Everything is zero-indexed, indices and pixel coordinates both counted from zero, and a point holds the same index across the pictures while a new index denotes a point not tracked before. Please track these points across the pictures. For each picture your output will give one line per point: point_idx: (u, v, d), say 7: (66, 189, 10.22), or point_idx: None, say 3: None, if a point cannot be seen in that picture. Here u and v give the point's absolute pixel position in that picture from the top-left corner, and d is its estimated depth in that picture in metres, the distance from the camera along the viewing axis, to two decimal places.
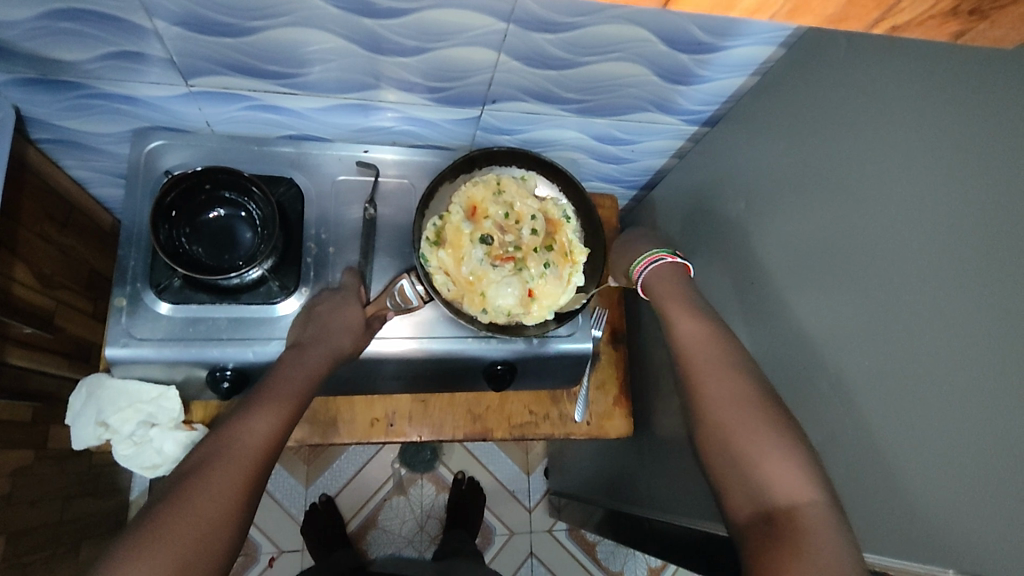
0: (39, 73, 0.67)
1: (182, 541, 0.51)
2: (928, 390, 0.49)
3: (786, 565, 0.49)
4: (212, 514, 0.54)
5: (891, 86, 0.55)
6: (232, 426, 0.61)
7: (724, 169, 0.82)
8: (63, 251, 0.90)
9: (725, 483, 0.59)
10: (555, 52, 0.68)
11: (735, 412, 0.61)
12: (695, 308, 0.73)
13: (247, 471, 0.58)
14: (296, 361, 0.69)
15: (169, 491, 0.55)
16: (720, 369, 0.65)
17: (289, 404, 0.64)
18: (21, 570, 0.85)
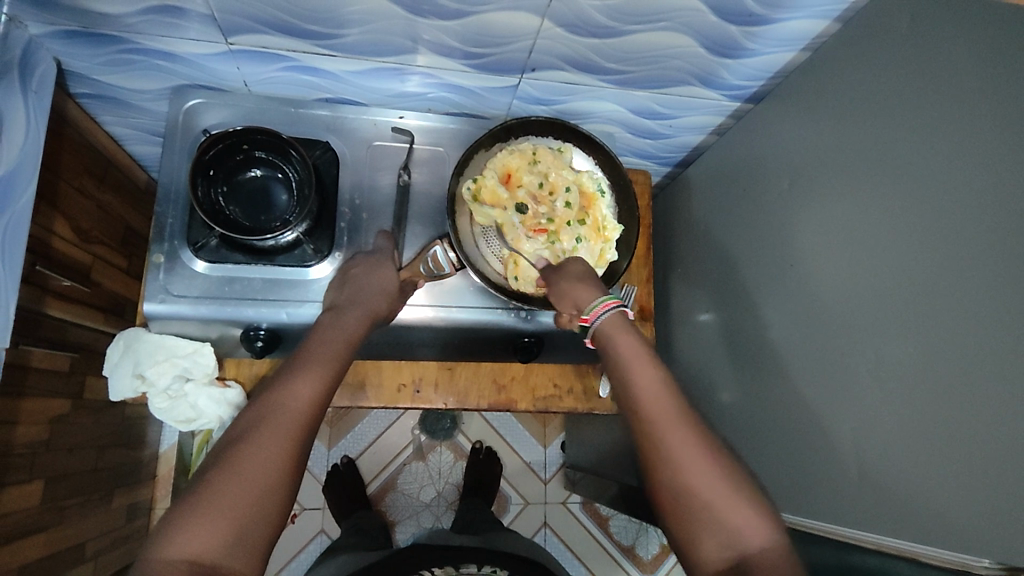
0: (81, 26, 0.67)
1: (239, 504, 0.55)
2: (983, 385, 0.47)
3: None
4: (261, 476, 0.57)
5: (955, 67, 0.53)
6: (278, 388, 0.63)
7: (765, 149, 0.80)
8: (100, 206, 0.91)
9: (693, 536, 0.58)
10: (601, 19, 0.66)
11: (706, 463, 0.60)
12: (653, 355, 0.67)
13: (294, 433, 0.61)
14: (333, 324, 0.69)
15: (222, 452, 0.58)
16: (682, 418, 0.62)
17: (329, 364, 0.66)
18: (58, 513, 0.88)
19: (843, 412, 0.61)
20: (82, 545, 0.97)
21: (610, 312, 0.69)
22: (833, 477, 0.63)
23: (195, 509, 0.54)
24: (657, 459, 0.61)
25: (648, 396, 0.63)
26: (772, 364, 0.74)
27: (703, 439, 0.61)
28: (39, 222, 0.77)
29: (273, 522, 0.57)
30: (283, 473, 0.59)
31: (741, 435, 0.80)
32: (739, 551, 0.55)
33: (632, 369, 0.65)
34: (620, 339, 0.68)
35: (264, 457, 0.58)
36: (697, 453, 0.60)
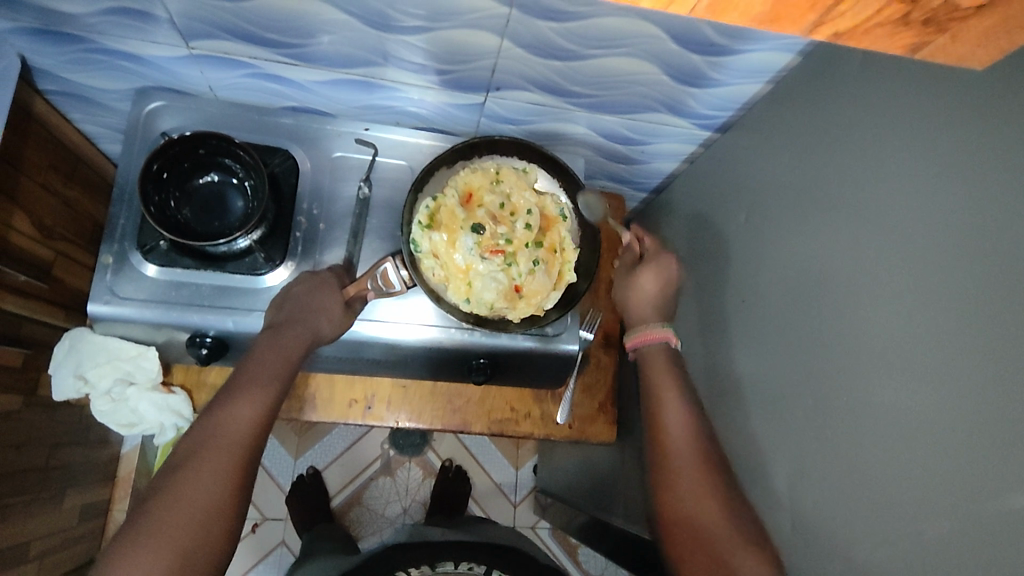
0: (42, 23, 0.68)
1: (182, 529, 0.56)
2: (923, 439, 0.45)
3: None
4: (203, 504, 0.57)
5: (902, 107, 0.52)
6: (217, 410, 0.62)
7: (731, 179, 0.78)
8: (66, 203, 0.91)
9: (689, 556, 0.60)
10: (560, 42, 0.65)
11: (711, 496, 0.61)
12: (687, 389, 0.69)
13: (236, 456, 0.60)
14: (273, 342, 0.68)
15: (162, 481, 0.58)
16: (699, 454, 0.64)
17: (270, 385, 0.65)
18: (1, 510, 0.87)
19: (788, 455, 0.59)
20: (26, 544, 0.95)
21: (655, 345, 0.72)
22: (777, 524, 0.60)
23: (135, 541, 0.54)
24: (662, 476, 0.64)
25: (669, 434, 0.66)
26: (727, 401, 0.72)
27: (720, 484, 0.62)
28: None
29: (218, 549, 0.57)
30: (227, 495, 0.59)
31: None
32: None
33: (657, 394, 0.69)
34: (656, 366, 0.71)
35: (204, 484, 0.58)
36: (712, 496, 0.61)
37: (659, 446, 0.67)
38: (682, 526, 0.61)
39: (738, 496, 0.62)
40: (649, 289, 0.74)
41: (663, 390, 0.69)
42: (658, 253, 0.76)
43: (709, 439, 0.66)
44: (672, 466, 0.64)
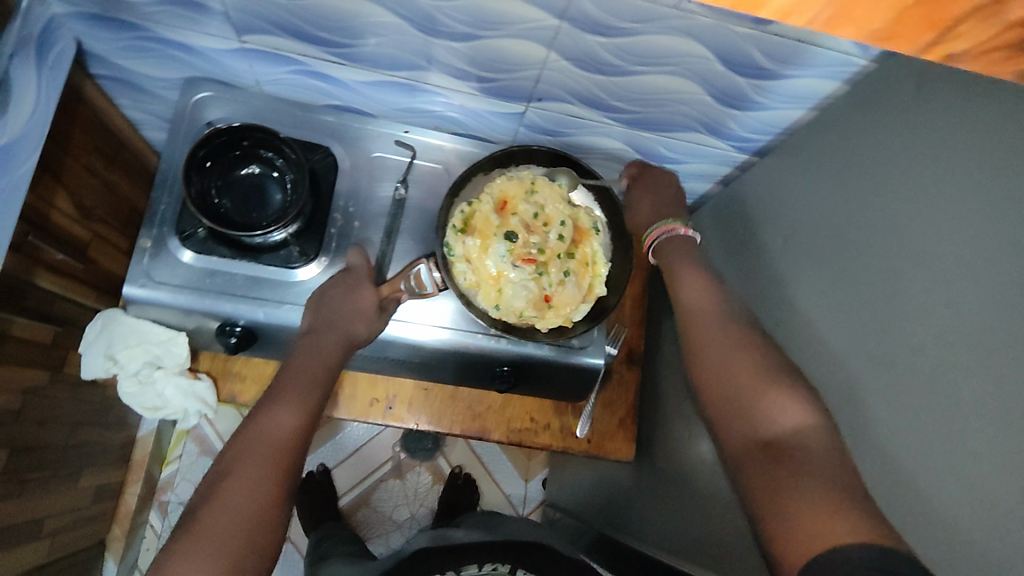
0: (101, 10, 0.69)
1: (226, 539, 0.56)
2: (972, 482, 0.44)
3: (777, 482, 0.51)
4: (253, 509, 0.58)
5: (952, 142, 0.51)
6: (257, 418, 0.63)
7: (768, 203, 0.78)
8: (106, 186, 0.92)
9: (727, 423, 0.60)
10: (607, 57, 0.66)
11: (745, 359, 0.62)
12: (714, 285, 0.72)
13: (277, 464, 0.61)
14: (312, 349, 0.69)
15: (211, 487, 0.59)
16: (730, 328, 0.66)
17: (311, 393, 0.66)
18: (19, 485, 0.88)
19: None
20: (39, 520, 0.96)
21: (670, 235, 0.78)
22: None
23: (188, 546, 0.54)
24: (696, 351, 0.67)
25: (695, 309, 0.70)
26: None
27: (758, 353, 0.62)
28: (39, 194, 0.78)
29: (264, 554, 0.58)
30: (269, 504, 0.59)
31: (713, 498, 0.76)
32: (772, 436, 0.55)
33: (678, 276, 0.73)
34: (674, 255, 0.76)
35: (253, 489, 0.59)
36: (749, 367, 0.61)
37: (691, 334, 0.69)
38: (725, 398, 0.62)
39: (780, 359, 0.62)
40: (644, 201, 0.83)
41: (683, 277, 0.73)
42: (644, 171, 0.85)
43: (745, 318, 0.68)
44: (704, 343, 0.67)
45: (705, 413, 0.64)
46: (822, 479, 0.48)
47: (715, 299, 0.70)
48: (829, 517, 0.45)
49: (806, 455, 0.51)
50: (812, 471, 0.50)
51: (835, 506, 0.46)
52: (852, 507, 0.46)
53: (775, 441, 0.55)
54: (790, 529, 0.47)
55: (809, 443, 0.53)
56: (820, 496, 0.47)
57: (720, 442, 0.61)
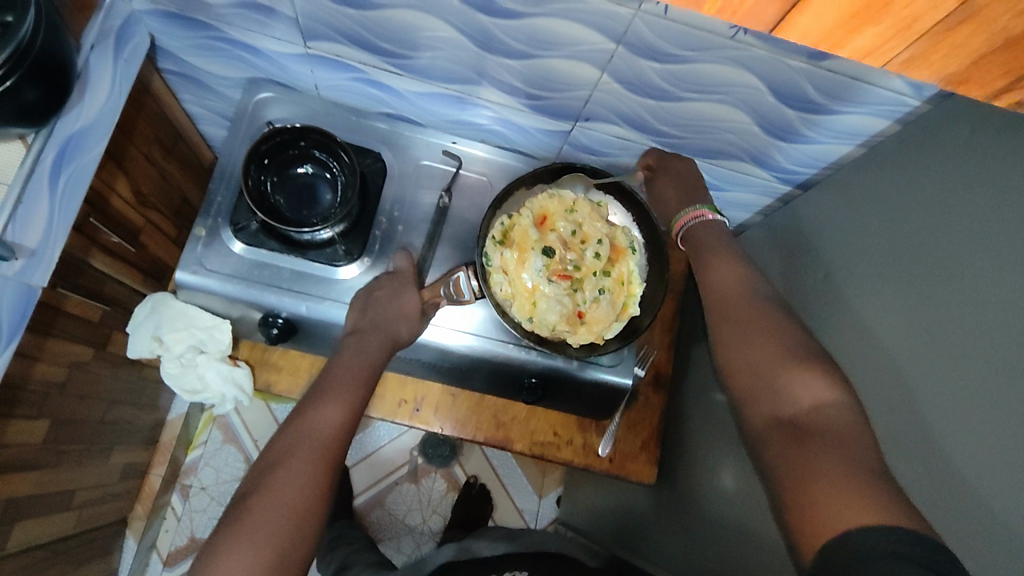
0: (179, 9, 0.73)
1: (275, 530, 0.58)
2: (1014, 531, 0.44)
3: (804, 467, 0.49)
4: (300, 501, 0.60)
5: (1002, 188, 0.52)
6: (308, 414, 0.65)
7: (810, 237, 0.78)
8: (162, 175, 0.96)
9: (748, 399, 0.58)
10: (659, 82, 0.67)
11: (764, 335, 0.60)
12: (741, 263, 0.68)
13: (322, 459, 0.63)
14: (357, 349, 0.72)
15: (259, 477, 0.61)
16: (749, 299, 0.64)
17: (355, 390, 0.69)
18: (56, 455, 0.91)
19: None
20: (70, 491, 0.99)
21: (696, 221, 0.74)
22: None
23: (239, 534, 0.57)
24: (720, 325, 0.64)
25: (721, 285, 0.66)
26: None
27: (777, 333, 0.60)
28: (103, 179, 0.82)
29: (310, 544, 0.60)
30: (312, 498, 0.61)
31: (733, 526, 0.76)
32: (794, 414, 0.54)
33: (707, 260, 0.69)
34: (703, 241, 0.72)
35: (300, 481, 0.61)
36: (769, 347, 0.59)
37: (716, 312, 0.65)
38: (744, 375, 0.59)
39: (802, 334, 0.60)
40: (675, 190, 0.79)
41: (713, 259, 0.69)
42: (663, 160, 0.81)
43: (768, 288, 0.65)
44: (725, 317, 0.64)
45: (724, 388, 0.62)
46: (850, 466, 0.47)
47: (742, 271, 0.67)
48: (854, 506, 0.44)
49: (829, 440, 0.50)
50: (836, 456, 0.48)
51: (858, 496, 0.45)
52: (878, 496, 0.44)
53: (799, 420, 0.53)
54: (811, 514, 0.46)
55: (833, 425, 0.51)
56: (843, 481, 0.46)
57: (741, 418, 0.59)
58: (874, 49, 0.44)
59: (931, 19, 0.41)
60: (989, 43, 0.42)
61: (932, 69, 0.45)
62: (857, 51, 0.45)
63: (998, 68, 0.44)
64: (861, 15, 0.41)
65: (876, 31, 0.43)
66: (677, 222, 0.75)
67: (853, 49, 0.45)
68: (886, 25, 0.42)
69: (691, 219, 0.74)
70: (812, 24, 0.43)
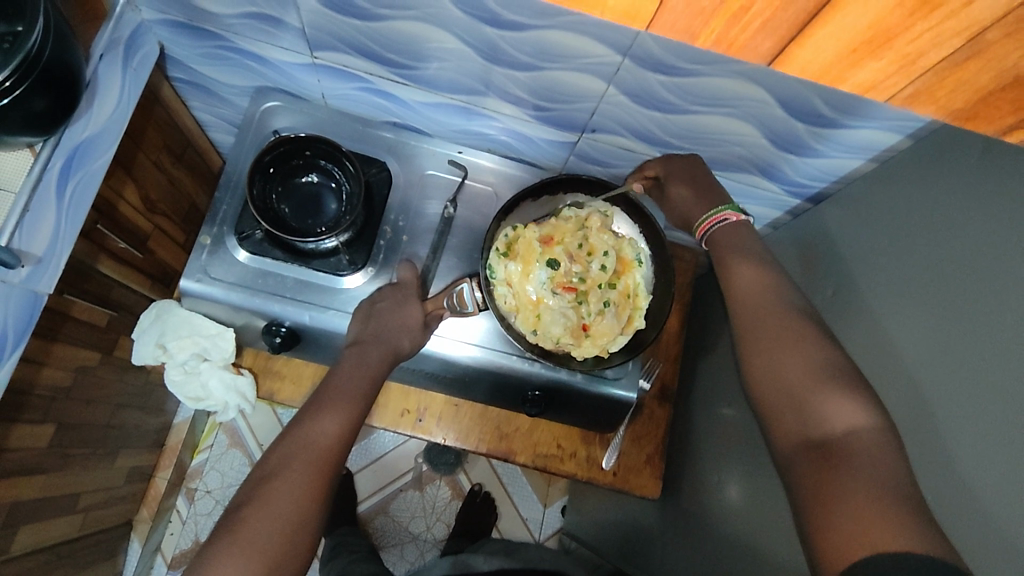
0: (187, 19, 0.74)
1: (266, 543, 0.58)
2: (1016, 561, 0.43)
3: (831, 490, 0.50)
4: (294, 514, 0.60)
5: (1013, 208, 0.51)
6: (305, 425, 0.65)
7: (821, 251, 0.77)
8: (171, 181, 0.97)
9: (777, 416, 0.59)
10: (666, 95, 0.66)
11: (796, 351, 0.60)
12: (769, 272, 0.67)
13: (320, 471, 0.63)
14: (359, 359, 0.71)
15: (254, 488, 0.61)
16: (779, 312, 0.63)
17: (355, 401, 0.68)
18: (61, 459, 0.91)
19: None
20: (75, 495, 0.99)
21: (722, 226, 0.71)
22: None
23: (230, 547, 0.57)
24: (750, 338, 0.64)
25: (751, 295, 0.66)
26: None
27: (810, 345, 0.60)
28: (111, 186, 0.82)
29: (302, 557, 0.60)
30: (307, 511, 0.61)
31: (737, 544, 0.75)
32: (823, 435, 0.54)
33: (729, 264, 0.69)
34: (730, 245, 0.70)
35: (295, 494, 0.61)
36: (800, 365, 0.59)
37: (741, 322, 0.65)
38: (775, 389, 0.60)
39: (834, 349, 0.59)
40: (686, 197, 0.74)
41: (736, 263, 0.69)
42: (668, 166, 0.76)
43: (801, 300, 0.65)
44: (755, 332, 0.63)
45: (753, 401, 0.63)
46: (878, 491, 0.48)
47: (772, 282, 0.66)
48: (873, 526, 0.46)
49: (857, 464, 0.50)
50: (864, 481, 0.49)
51: (882, 521, 0.46)
52: (911, 523, 0.45)
53: (829, 441, 0.54)
54: (838, 530, 0.47)
55: (863, 447, 0.51)
56: (871, 503, 0.47)
57: (769, 432, 0.60)
58: (878, 83, 0.54)
59: (937, 53, 0.49)
60: (995, 79, 0.50)
61: (935, 103, 0.55)
62: (859, 84, 0.55)
63: (995, 113, 0.53)
64: (874, 42, 0.49)
65: (879, 65, 0.52)
66: (700, 227, 0.72)
67: (855, 82, 0.55)
68: (888, 60, 0.51)
69: (717, 223, 0.72)
70: (815, 56, 0.53)
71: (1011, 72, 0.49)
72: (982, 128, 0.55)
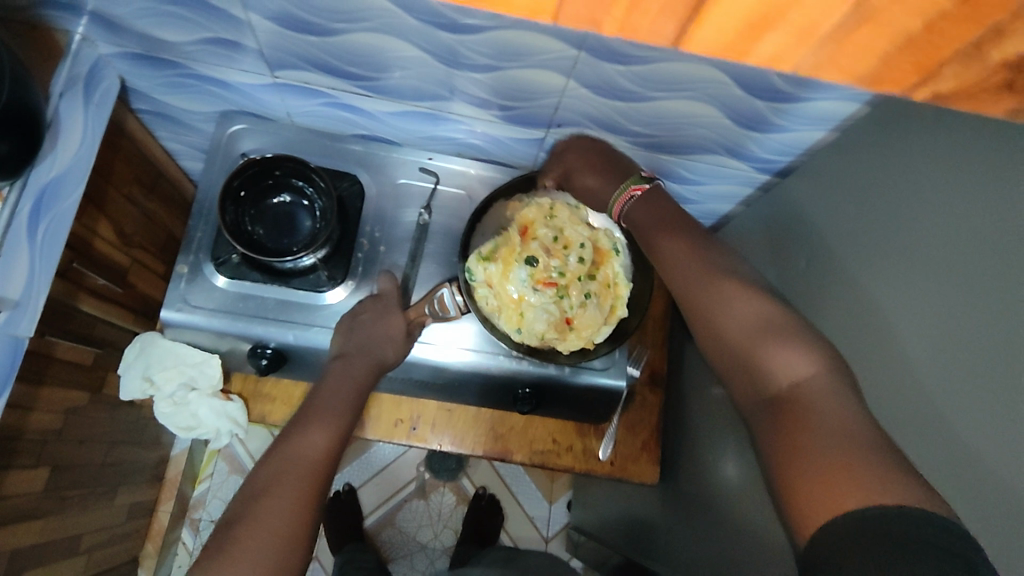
0: (145, 50, 0.74)
1: (264, 557, 0.57)
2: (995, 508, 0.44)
3: (788, 443, 0.49)
4: (288, 527, 0.59)
5: (970, 165, 0.52)
6: (294, 439, 0.65)
7: (794, 224, 0.77)
8: (145, 213, 0.96)
9: (731, 375, 0.59)
10: (626, 84, 0.67)
11: (736, 312, 0.59)
12: (698, 240, 0.67)
13: (310, 484, 0.63)
14: (344, 372, 0.72)
15: (246, 505, 0.60)
16: (715, 276, 0.63)
17: (342, 414, 0.69)
18: (59, 501, 0.91)
19: None
20: (76, 537, 0.99)
21: (632, 202, 0.72)
22: None
23: (227, 563, 0.56)
24: (693, 308, 0.63)
25: (682, 266, 0.65)
26: None
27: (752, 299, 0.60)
28: (84, 223, 0.81)
29: (297, 570, 0.59)
30: (299, 524, 0.60)
31: (738, 520, 0.75)
32: (774, 389, 0.54)
33: (655, 239, 0.69)
34: (648, 220, 0.70)
35: (287, 507, 0.60)
36: (741, 326, 0.58)
37: (682, 295, 0.64)
38: (723, 349, 0.59)
39: (770, 304, 0.59)
40: (598, 180, 0.77)
41: (662, 237, 0.68)
42: (573, 155, 0.79)
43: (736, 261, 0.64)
44: (696, 303, 0.62)
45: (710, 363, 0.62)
46: (831, 440, 0.47)
47: (702, 250, 0.65)
48: (833, 480, 0.45)
49: (805, 417, 0.50)
50: (817, 433, 0.48)
51: (840, 468, 0.45)
52: (864, 467, 0.44)
53: (779, 395, 0.53)
54: (806, 484, 0.46)
55: (807, 398, 0.51)
56: (826, 454, 0.46)
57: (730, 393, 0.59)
58: (782, 57, 0.39)
59: (835, 21, 0.36)
60: (895, 43, 0.37)
61: (842, 74, 0.41)
62: (769, 52, 0.39)
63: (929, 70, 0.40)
64: (766, 21, 0.37)
65: (777, 44, 0.39)
66: (613, 208, 0.74)
67: (761, 60, 0.40)
68: (786, 38, 0.38)
69: (625, 199, 0.73)
70: (714, 33, 0.38)
71: (922, 17, 0.35)
72: (889, 88, 0.42)
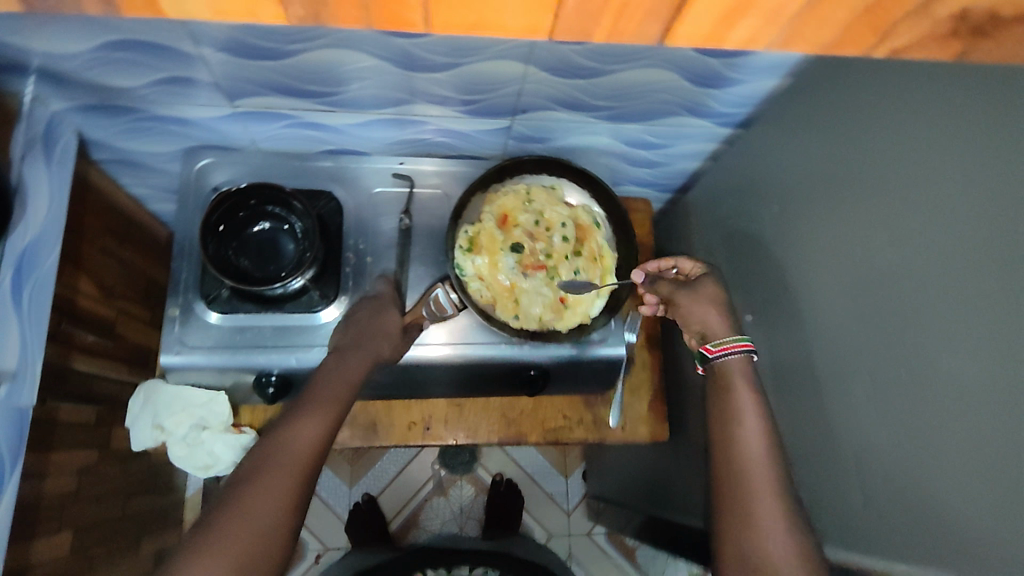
0: (98, 99, 0.73)
1: (239, 543, 0.58)
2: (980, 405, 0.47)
3: None
4: (269, 515, 0.60)
5: (922, 94, 0.54)
6: (283, 431, 0.66)
7: (763, 172, 0.80)
8: (122, 262, 0.95)
9: (730, 534, 0.64)
10: (583, 62, 0.68)
11: (762, 501, 0.64)
12: (764, 408, 0.70)
13: (295, 475, 0.63)
14: (339, 365, 0.73)
15: (229, 491, 0.62)
16: (754, 462, 0.67)
17: (336, 407, 0.69)
18: (87, 560, 0.91)
19: (849, 427, 0.62)
20: None
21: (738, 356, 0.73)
22: (840, 497, 0.64)
23: (203, 546, 0.57)
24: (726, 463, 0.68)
25: (733, 443, 0.68)
26: (784, 386, 0.74)
27: (780, 479, 0.65)
28: (64, 283, 0.80)
29: (278, 557, 0.60)
30: (283, 513, 0.61)
31: None
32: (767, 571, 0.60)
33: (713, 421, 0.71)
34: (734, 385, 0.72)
35: (269, 497, 0.61)
36: (752, 506, 0.64)
37: (726, 449, 0.69)
38: (732, 510, 0.65)
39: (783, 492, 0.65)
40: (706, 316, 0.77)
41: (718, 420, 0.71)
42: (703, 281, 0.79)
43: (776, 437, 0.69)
44: (735, 460, 0.68)
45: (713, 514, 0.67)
46: None
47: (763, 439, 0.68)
48: None
49: None
50: None
51: None
52: None
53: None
54: None
55: None
56: None
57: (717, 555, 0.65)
58: (756, 38, 0.46)
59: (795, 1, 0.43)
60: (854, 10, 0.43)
61: (811, 41, 0.47)
62: (740, 40, 0.46)
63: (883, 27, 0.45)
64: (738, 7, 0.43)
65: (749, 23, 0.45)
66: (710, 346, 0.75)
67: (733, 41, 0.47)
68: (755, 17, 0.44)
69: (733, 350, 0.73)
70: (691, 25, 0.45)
71: None
72: (851, 52, 0.48)
